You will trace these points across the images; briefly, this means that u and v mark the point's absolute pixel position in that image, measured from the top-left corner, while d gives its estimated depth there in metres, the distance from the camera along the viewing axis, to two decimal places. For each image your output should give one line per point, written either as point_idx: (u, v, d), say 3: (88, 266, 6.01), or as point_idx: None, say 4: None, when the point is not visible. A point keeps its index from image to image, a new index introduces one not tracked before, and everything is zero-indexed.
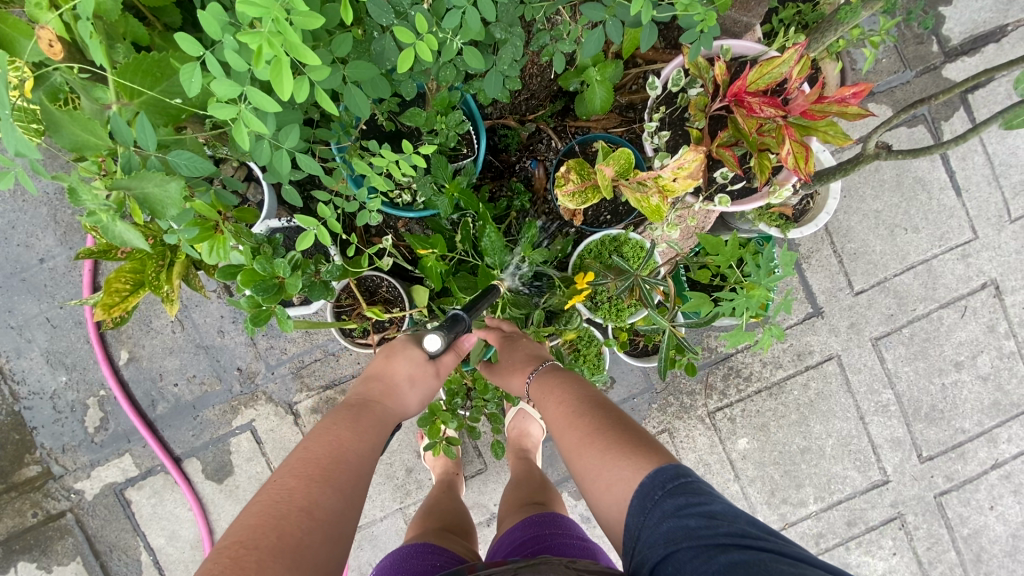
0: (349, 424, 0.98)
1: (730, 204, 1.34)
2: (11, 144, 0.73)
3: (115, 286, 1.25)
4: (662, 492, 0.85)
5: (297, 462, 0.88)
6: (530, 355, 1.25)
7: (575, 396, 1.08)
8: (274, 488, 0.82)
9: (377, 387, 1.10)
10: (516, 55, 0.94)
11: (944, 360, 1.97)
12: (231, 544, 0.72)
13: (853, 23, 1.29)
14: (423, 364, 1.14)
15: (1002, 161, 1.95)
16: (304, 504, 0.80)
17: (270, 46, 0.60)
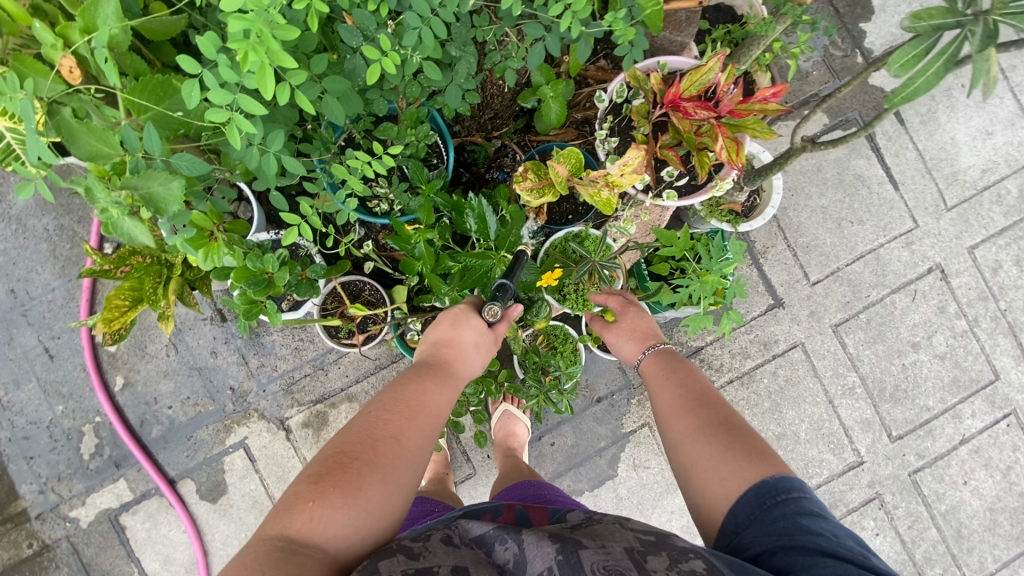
0: (431, 379, 1.05)
1: (677, 199, 1.49)
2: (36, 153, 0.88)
3: (115, 302, 1.36)
4: (780, 497, 0.90)
5: (386, 398, 0.98)
6: (645, 328, 1.43)
7: (698, 387, 1.19)
8: (371, 415, 0.93)
9: (446, 349, 1.15)
10: (470, 70, 1.10)
11: (901, 341, 2.10)
12: (337, 454, 0.85)
13: (771, 36, 1.47)
14: (485, 334, 1.21)
15: (933, 156, 2.14)
16: (395, 434, 0.90)
17: (257, 53, 0.74)
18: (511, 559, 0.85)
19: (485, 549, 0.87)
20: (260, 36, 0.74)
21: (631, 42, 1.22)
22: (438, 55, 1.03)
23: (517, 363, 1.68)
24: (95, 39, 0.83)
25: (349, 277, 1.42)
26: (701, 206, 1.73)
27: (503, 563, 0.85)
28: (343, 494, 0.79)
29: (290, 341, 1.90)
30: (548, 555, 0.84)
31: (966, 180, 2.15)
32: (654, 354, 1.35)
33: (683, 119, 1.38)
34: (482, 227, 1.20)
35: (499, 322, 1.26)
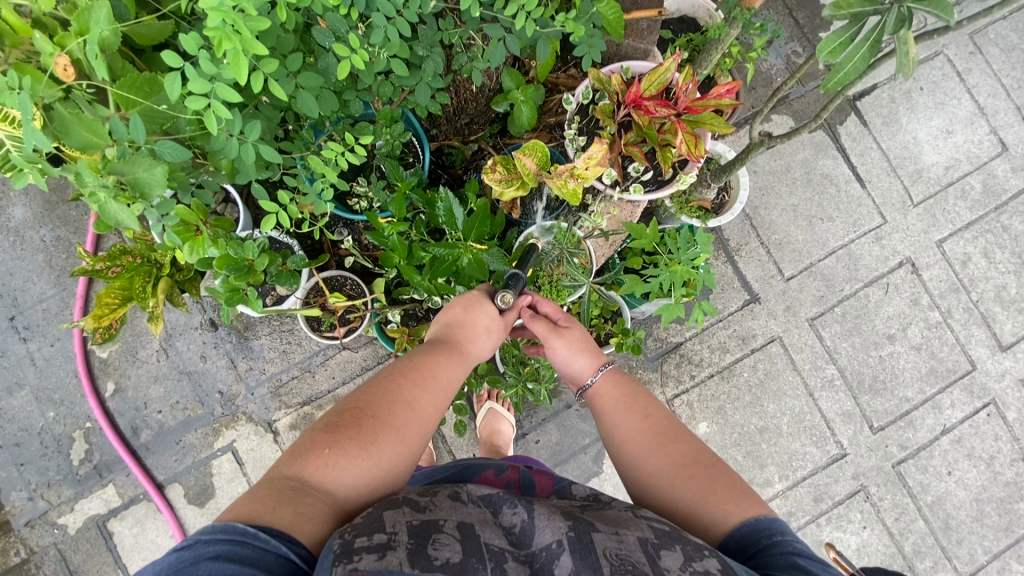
0: (445, 355, 1.05)
1: (643, 194, 1.55)
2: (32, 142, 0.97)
3: (105, 300, 1.44)
4: (774, 538, 0.85)
5: (401, 366, 1.01)
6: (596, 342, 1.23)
7: (664, 416, 1.06)
8: (387, 379, 0.97)
9: (458, 330, 1.13)
10: (437, 69, 1.18)
11: (877, 333, 2.15)
12: (354, 409, 0.90)
13: (724, 41, 1.55)
14: (497, 318, 1.19)
15: (897, 155, 2.23)
16: (408, 401, 0.94)
17: (230, 44, 0.83)
18: (518, 524, 0.82)
19: (493, 509, 0.85)
20: (231, 28, 0.83)
21: (589, 44, 1.26)
22: (405, 55, 1.11)
23: (498, 359, 1.74)
24: (88, 40, 0.92)
25: (330, 273, 1.50)
26: (671, 203, 1.81)
27: (509, 527, 0.82)
28: (356, 448, 0.84)
29: (278, 344, 1.94)
30: (559, 529, 0.81)
31: (931, 176, 2.23)
32: (608, 377, 1.14)
33: (645, 117, 1.45)
34: (450, 218, 1.26)
35: (509, 311, 1.21)
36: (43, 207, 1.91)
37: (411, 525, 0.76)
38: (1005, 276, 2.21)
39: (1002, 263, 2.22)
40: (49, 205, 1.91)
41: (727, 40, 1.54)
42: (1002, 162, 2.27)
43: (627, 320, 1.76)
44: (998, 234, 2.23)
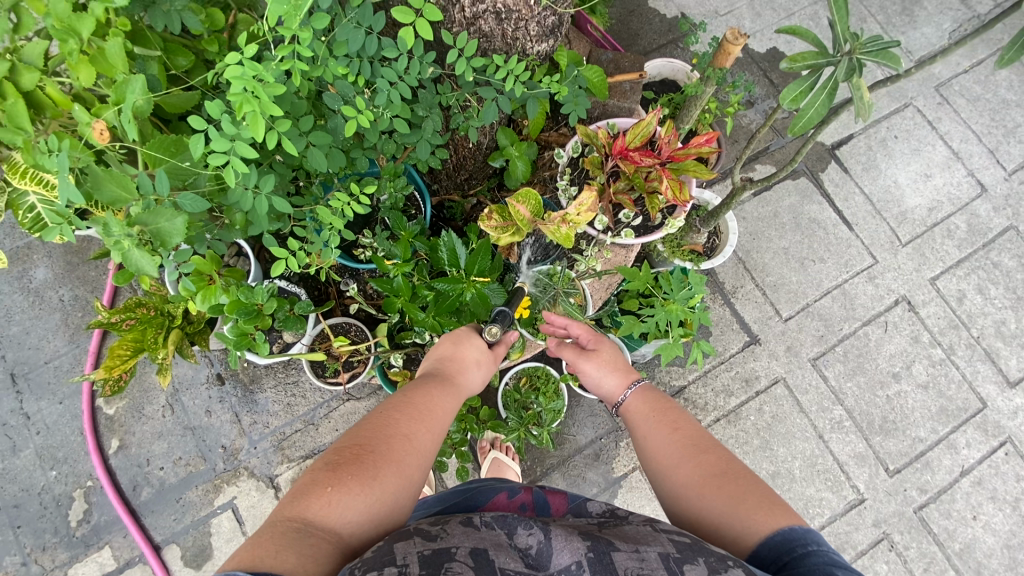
0: (440, 387, 1.07)
1: (635, 237, 1.63)
2: (67, 196, 1.06)
3: (117, 351, 1.48)
4: (810, 548, 0.82)
5: (397, 401, 1.01)
6: (625, 360, 1.25)
7: (693, 429, 1.05)
8: (384, 414, 0.97)
9: (449, 364, 1.16)
10: (436, 127, 1.29)
11: (882, 372, 2.14)
12: (353, 445, 0.90)
13: (702, 97, 1.69)
14: (485, 350, 1.23)
15: (880, 198, 2.32)
16: (407, 434, 0.94)
17: (248, 103, 0.94)
18: (535, 546, 0.81)
19: (507, 532, 0.83)
20: (249, 90, 0.94)
21: (574, 100, 1.36)
22: (408, 114, 1.22)
23: (500, 405, 1.75)
24: (124, 107, 1.03)
25: (337, 319, 1.58)
26: (664, 246, 1.89)
27: (525, 548, 0.80)
28: (359, 483, 0.84)
29: (282, 397, 1.96)
30: (578, 549, 0.81)
31: (916, 218, 2.31)
32: (638, 393, 1.15)
33: (631, 166, 1.54)
34: (452, 257, 1.33)
35: (498, 343, 1.27)
36: (64, 268, 2.01)
37: (422, 556, 0.74)
38: (1003, 311, 2.23)
39: (998, 298, 2.25)
40: (70, 266, 2.01)
41: (703, 96, 1.67)
42: (983, 201, 2.35)
43: (627, 362, 1.79)
44: (989, 270, 2.28)
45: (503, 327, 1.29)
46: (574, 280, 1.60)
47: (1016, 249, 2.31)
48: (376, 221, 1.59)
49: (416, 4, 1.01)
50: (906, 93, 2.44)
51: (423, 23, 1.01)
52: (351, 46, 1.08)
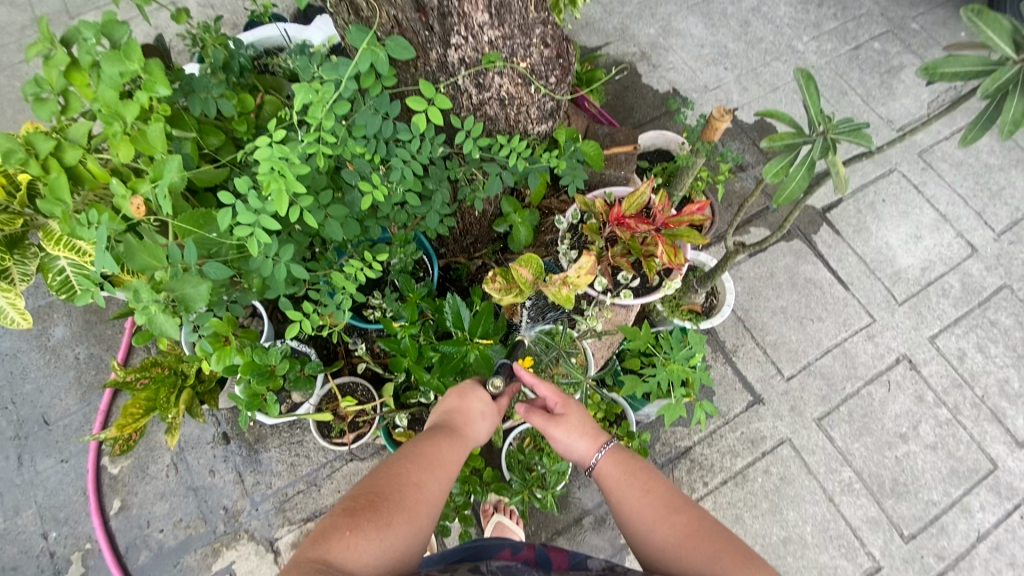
0: (448, 438, 1.09)
1: (633, 298, 1.69)
2: (101, 264, 1.14)
3: (131, 410, 1.52)
4: None
5: (408, 450, 1.04)
6: (594, 422, 1.23)
7: (665, 489, 1.07)
8: (396, 463, 1.00)
9: (456, 416, 1.18)
10: (445, 199, 1.39)
11: (888, 432, 2.12)
12: (368, 493, 0.93)
13: (694, 167, 1.78)
14: (490, 401, 1.24)
15: (874, 259, 2.39)
16: (417, 483, 0.98)
17: (274, 182, 1.03)
18: None
19: None
20: (276, 170, 1.04)
21: (573, 173, 1.46)
22: (418, 188, 1.32)
23: (504, 467, 1.74)
24: (161, 185, 1.12)
25: (344, 379, 1.61)
26: (663, 306, 1.95)
27: None
28: (375, 530, 0.88)
29: (286, 457, 1.96)
30: None
31: (910, 277, 2.37)
32: (608, 457, 1.15)
33: (628, 232, 1.62)
34: (457, 318, 1.38)
35: (500, 396, 1.28)
36: (82, 326, 2.08)
37: None
38: (1005, 369, 2.24)
39: (998, 356, 2.26)
40: (88, 325, 2.09)
41: (695, 166, 1.77)
42: (974, 261, 2.42)
43: (631, 422, 1.79)
44: (988, 328, 2.31)
45: (505, 379, 1.34)
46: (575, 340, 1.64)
47: (1012, 307, 2.34)
48: (385, 283, 1.66)
49: (428, 93, 1.12)
50: (890, 159, 2.57)
51: (434, 110, 1.12)
52: (368, 129, 1.19)
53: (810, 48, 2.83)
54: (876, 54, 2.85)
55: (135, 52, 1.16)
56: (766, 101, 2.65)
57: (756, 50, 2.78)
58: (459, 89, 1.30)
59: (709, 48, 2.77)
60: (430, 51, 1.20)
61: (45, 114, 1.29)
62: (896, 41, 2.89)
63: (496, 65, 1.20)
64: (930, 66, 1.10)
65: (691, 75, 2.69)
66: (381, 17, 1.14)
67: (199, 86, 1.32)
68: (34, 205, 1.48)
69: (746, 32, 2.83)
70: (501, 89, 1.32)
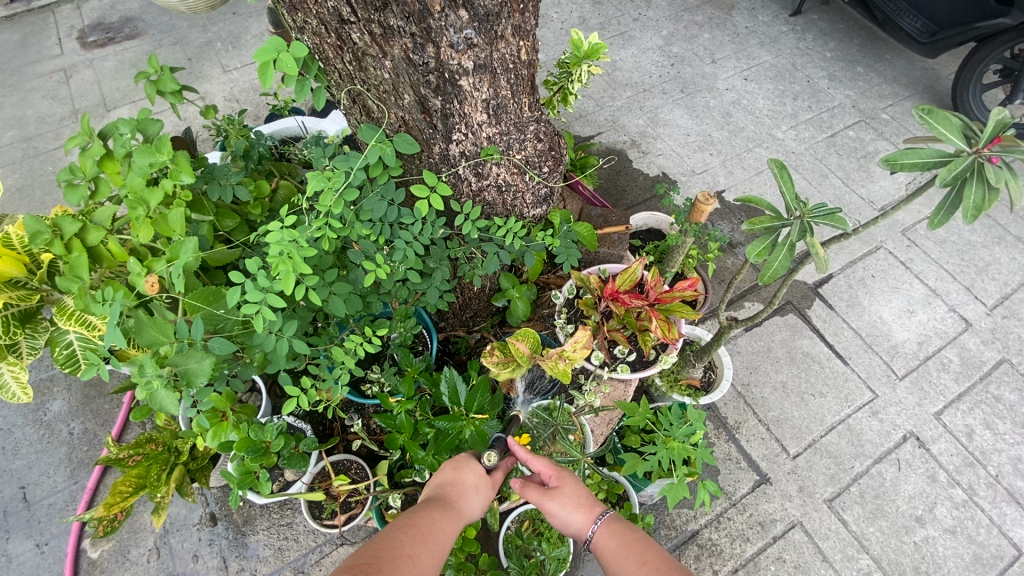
0: (441, 510, 1.08)
1: (630, 372, 1.70)
2: (110, 339, 1.17)
3: (120, 487, 1.49)
4: None
5: (401, 524, 1.02)
6: (590, 493, 1.23)
7: (662, 561, 1.03)
8: (390, 535, 0.99)
9: (450, 488, 1.17)
10: (445, 277, 1.45)
11: (904, 516, 2.03)
12: (361, 564, 0.90)
13: (684, 246, 1.89)
14: (484, 475, 1.23)
15: (869, 333, 2.41)
16: (411, 555, 0.95)
17: (281, 263, 1.10)
18: None
19: None
20: (285, 252, 1.11)
21: (567, 251, 1.53)
22: (419, 266, 1.38)
23: (501, 553, 1.66)
24: (175, 264, 1.18)
25: (338, 456, 1.58)
26: (661, 381, 1.96)
27: None
28: None
29: (275, 541, 1.88)
30: None
31: (907, 352, 2.38)
32: (604, 528, 1.14)
33: (622, 307, 1.67)
34: (453, 393, 1.39)
35: (495, 469, 1.27)
36: (80, 401, 2.08)
37: None
38: (1016, 447, 2.19)
39: (1007, 434, 2.21)
40: (87, 399, 2.09)
41: (685, 246, 1.87)
42: (970, 335, 2.44)
43: (634, 503, 1.74)
44: (993, 404, 2.28)
45: (499, 453, 1.32)
46: (573, 414, 1.62)
47: (1015, 382, 2.33)
48: (385, 357, 1.67)
49: (431, 181, 1.22)
50: (875, 237, 2.68)
51: (434, 196, 1.21)
52: (375, 213, 1.28)
53: (789, 136, 3.04)
54: (852, 141, 3.05)
55: (165, 146, 1.27)
56: (751, 184, 2.81)
57: (738, 138, 2.99)
58: (460, 178, 1.40)
59: (695, 136, 2.98)
60: (434, 145, 1.31)
61: (75, 199, 1.38)
62: (869, 129, 3.11)
63: (494, 156, 1.31)
64: (891, 158, 1.20)
65: (679, 160, 2.88)
66: (389, 117, 1.26)
67: (219, 174, 1.42)
68: (51, 282, 1.56)
69: (729, 122, 3.06)
70: (498, 177, 1.42)
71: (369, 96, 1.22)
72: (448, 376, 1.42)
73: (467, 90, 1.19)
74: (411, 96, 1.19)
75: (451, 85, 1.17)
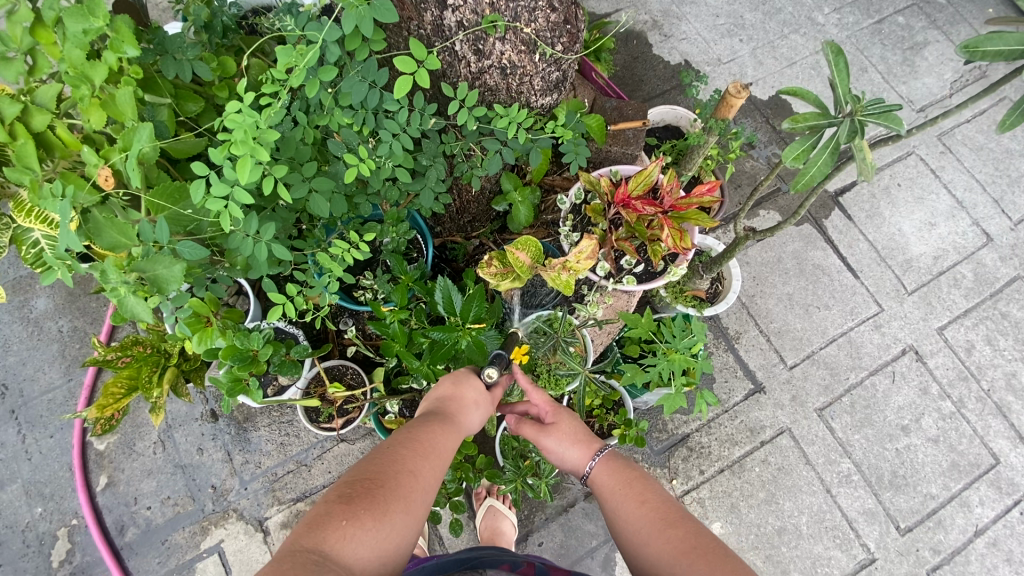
0: (443, 424, 1.05)
1: (636, 284, 1.61)
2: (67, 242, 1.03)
3: (111, 389, 1.47)
4: None
5: (405, 437, 1.00)
6: (588, 428, 1.20)
7: (662, 501, 1.02)
8: (390, 448, 0.97)
9: (452, 401, 1.13)
10: (440, 176, 1.30)
11: (890, 425, 2.08)
12: (363, 479, 0.90)
13: (705, 146, 1.72)
14: (485, 390, 1.20)
15: (885, 246, 2.30)
16: (412, 471, 0.94)
17: (244, 148, 0.96)
18: None
19: None
20: (247, 138, 0.96)
21: (575, 148, 1.38)
22: (410, 164, 1.22)
23: (498, 453, 1.67)
24: (130, 155, 1.02)
25: (334, 361, 1.52)
26: (666, 292, 1.88)
27: None
28: (372, 514, 0.85)
29: (276, 437, 1.93)
30: None
31: (921, 266, 2.29)
32: (602, 464, 1.12)
33: (634, 214, 1.54)
34: (449, 304, 1.29)
35: (495, 386, 1.23)
36: (65, 298, 2.01)
37: None
38: (1013, 363, 2.19)
39: (1007, 350, 2.21)
40: (71, 297, 2.02)
41: (706, 145, 1.70)
42: (989, 251, 2.34)
43: (628, 409, 1.73)
44: (998, 320, 2.24)
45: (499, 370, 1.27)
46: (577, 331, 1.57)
47: None
48: (377, 263, 1.57)
49: (420, 54, 1.00)
50: (908, 142, 2.47)
51: (421, 70, 1.01)
52: (354, 96, 1.10)
53: (831, 21, 2.67)
54: (900, 29, 2.70)
55: (100, 8, 1.03)
56: (781, 77, 2.54)
57: (773, 21, 2.64)
58: (456, 56, 1.19)
59: (725, 18, 2.63)
60: (425, 12, 1.10)
61: (11, 75, 1.17)
62: (921, 14, 2.74)
63: (497, 28, 1.09)
64: (972, 43, 1.00)
65: (704, 47, 2.56)
66: None
67: (171, 46, 1.16)
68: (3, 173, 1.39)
69: (764, 2, 2.68)
70: (502, 56, 1.21)
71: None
72: (444, 286, 1.31)
73: None
74: None
75: None
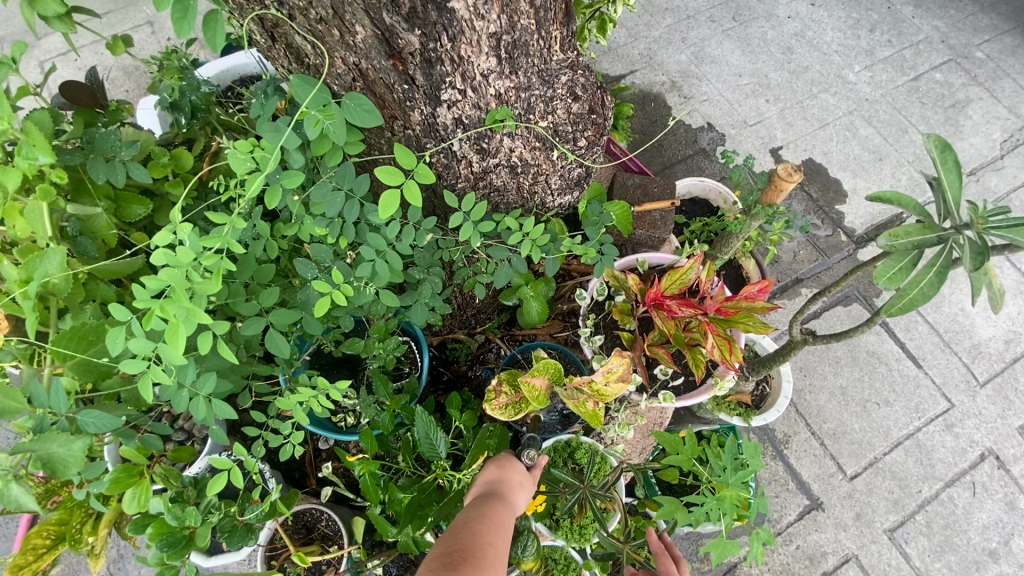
0: (505, 501, 0.97)
1: (675, 400, 1.32)
2: None
3: (34, 541, 1.14)
4: None
5: (475, 513, 0.92)
6: None
7: None
8: (466, 523, 0.88)
9: (501, 484, 1.04)
10: (436, 289, 1.05)
11: (976, 550, 1.75)
12: (457, 551, 0.80)
13: (746, 232, 1.46)
14: (528, 474, 1.12)
15: (947, 328, 2.01)
16: (495, 542, 0.86)
17: (173, 306, 0.70)
18: None
19: None
20: (175, 286, 0.71)
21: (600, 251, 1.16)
22: (397, 282, 0.98)
23: None
24: (29, 290, 0.79)
25: (303, 505, 1.25)
26: (707, 400, 1.59)
27: None
28: None
29: None
30: None
31: (992, 352, 1.99)
32: None
33: (669, 318, 1.27)
34: (431, 450, 1.10)
35: (534, 467, 1.15)
36: None
37: None
38: None
39: None
40: None
41: (748, 231, 1.45)
42: None
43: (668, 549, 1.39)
44: None
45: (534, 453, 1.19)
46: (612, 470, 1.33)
47: None
48: (362, 374, 1.30)
49: (407, 162, 0.77)
50: None
51: (411, 185, 0.78)
52: (326, 209, 0.86)
53: (863, 79, 2.48)
54: (939, 85, 2.49)
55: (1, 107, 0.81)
56: (814, 140, 2.33)
57: (801, 80, 2.46)
58: (454, 156, 0.96)
59: (748, 77, 2.44)
60: (411, 111, 0.87)
61: None
62: (960, 70, 2.55)
63: (505, 125, 0.88)
64: None
65: (728, 108, 2.37)
66: (334, 65, 0.81)
67: (101, 143, 0.93)
68: None
69: (789, 60, 2.50)
70: (511, 153, 0.99)
71: (295, 28, 0.76)
72: (426, 424, 1.11)
73: (462, 17, 0.75)
74: (368, 28, 0.74)
75: (433, 11, 0.73)
